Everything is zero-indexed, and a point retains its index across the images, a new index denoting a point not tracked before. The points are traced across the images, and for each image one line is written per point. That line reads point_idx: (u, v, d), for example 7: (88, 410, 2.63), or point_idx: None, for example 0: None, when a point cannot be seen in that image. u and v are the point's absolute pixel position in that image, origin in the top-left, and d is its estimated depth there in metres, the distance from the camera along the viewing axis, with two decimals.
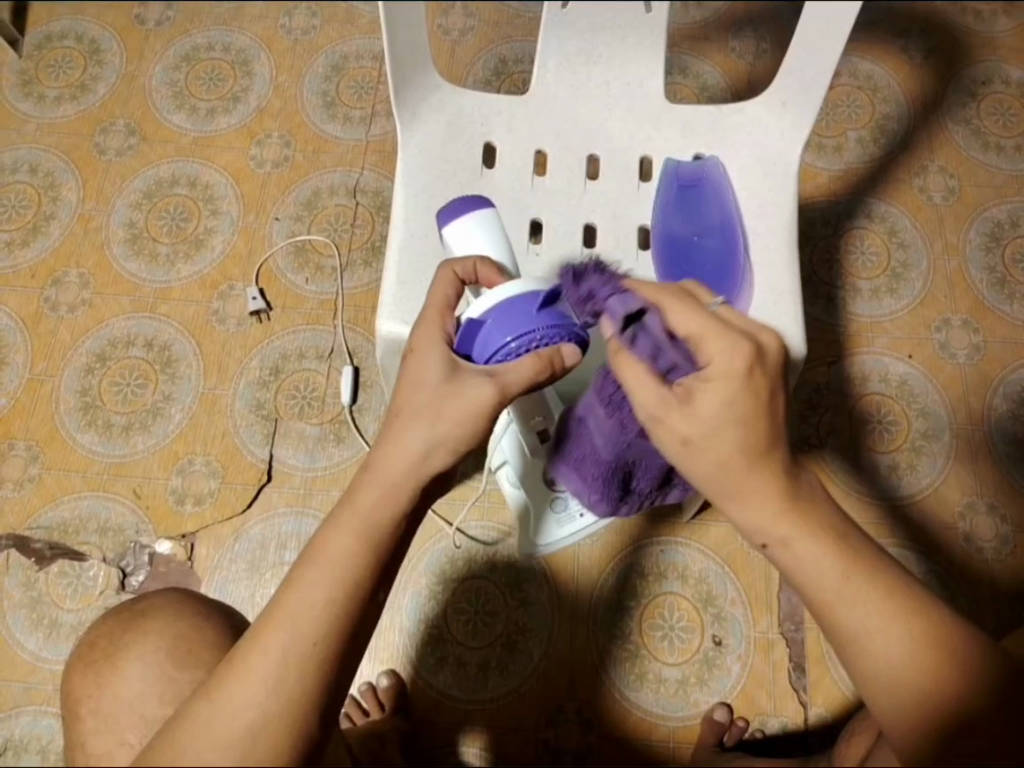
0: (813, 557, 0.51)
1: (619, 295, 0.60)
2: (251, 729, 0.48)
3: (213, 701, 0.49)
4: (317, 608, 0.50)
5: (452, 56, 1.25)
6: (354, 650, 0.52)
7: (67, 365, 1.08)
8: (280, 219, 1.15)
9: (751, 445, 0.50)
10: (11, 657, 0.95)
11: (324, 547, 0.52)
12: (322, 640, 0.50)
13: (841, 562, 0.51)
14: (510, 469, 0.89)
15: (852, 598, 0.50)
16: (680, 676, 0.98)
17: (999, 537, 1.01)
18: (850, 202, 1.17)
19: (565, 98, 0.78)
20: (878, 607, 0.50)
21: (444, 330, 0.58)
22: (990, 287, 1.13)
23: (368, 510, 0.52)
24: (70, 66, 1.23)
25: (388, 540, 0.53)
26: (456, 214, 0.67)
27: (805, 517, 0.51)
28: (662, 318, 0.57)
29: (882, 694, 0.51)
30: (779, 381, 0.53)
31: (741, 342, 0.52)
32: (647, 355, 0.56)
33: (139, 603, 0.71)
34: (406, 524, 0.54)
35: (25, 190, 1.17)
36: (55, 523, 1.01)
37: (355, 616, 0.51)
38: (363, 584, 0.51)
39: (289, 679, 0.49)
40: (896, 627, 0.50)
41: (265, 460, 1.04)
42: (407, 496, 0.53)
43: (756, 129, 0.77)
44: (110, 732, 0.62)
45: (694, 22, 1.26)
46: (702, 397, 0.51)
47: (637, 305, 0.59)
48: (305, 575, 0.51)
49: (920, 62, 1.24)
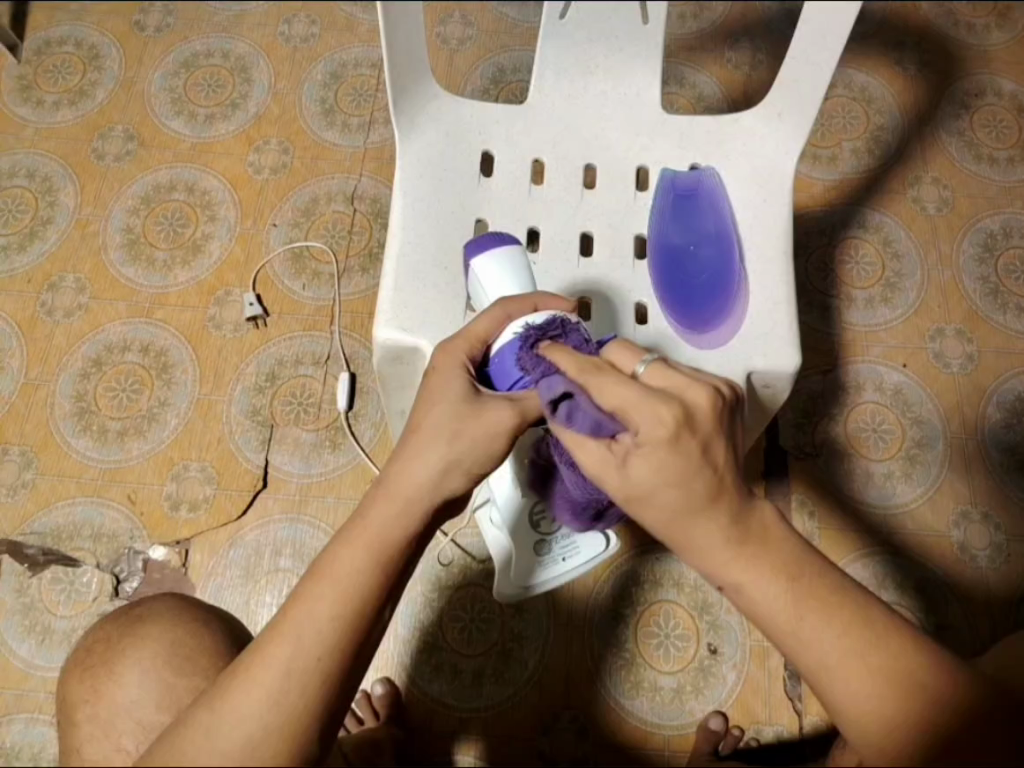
0: (760, 586, 0.48)
1: (548, 371, 0.55)
2: (252, 741, 0.47)
3: (217, 710, 0.48)
4: (325, 621, 0.49)
5: (451, 64, 1.25)
6: (357, 665, 0.51)
7: (63, 369, 1.08)
8: (279, 224, 1.15)
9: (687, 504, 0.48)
10: (3, 664, 0.94)
11: (333, 562, 0.51)
12: (326, 655, 0.49)
13: (789, 590, 0.48)
14: (497, 511, 0.82)
15: (804, 625, 0.48)
16: (676, 684, 0.98)
17: (993, 546, 1.02)
18: (845, 211, 1.18)
19: (563, 107, 0.79)
20: (831, 638, 0.47)
21: (468, 356, 0.59)
22: (984, 296, 1.14)
23: (381, 525, 0.52)
24: (69, 71, 1.23)
25: (401, 557, 0.52)
26: (481, 248, 0.68)
27: (753, 555, 0.48)
28: (588, 392, 0.50)
29: (852, 729, 0.48)
30: (714, 437, 0.48)
31: (665, 405, 0.47)
32: (588, 431, 0.51)
33: (135, 610, 0.70)
34: (416, 541, 0.54)
35: (22, 195, 1.17)
36: (48, 528, 1.00)
37: (359, 630, 0.50)
38: (371, 600, 0.51)
39: (291, 691, 0.48)
40: (851, 659, 0.47)
41: (262, 465, 1.04)
42: (399, 506, 0.53)
43: (753, 140, 0.77)
44: (105, 739, 0.62)
45: (691, 33, 1.27)
46: (634, 463, 0.48)
47: (562, 386, 0.52)
48: (313, 588, 0.50)
49: (914, 74, 1.26)
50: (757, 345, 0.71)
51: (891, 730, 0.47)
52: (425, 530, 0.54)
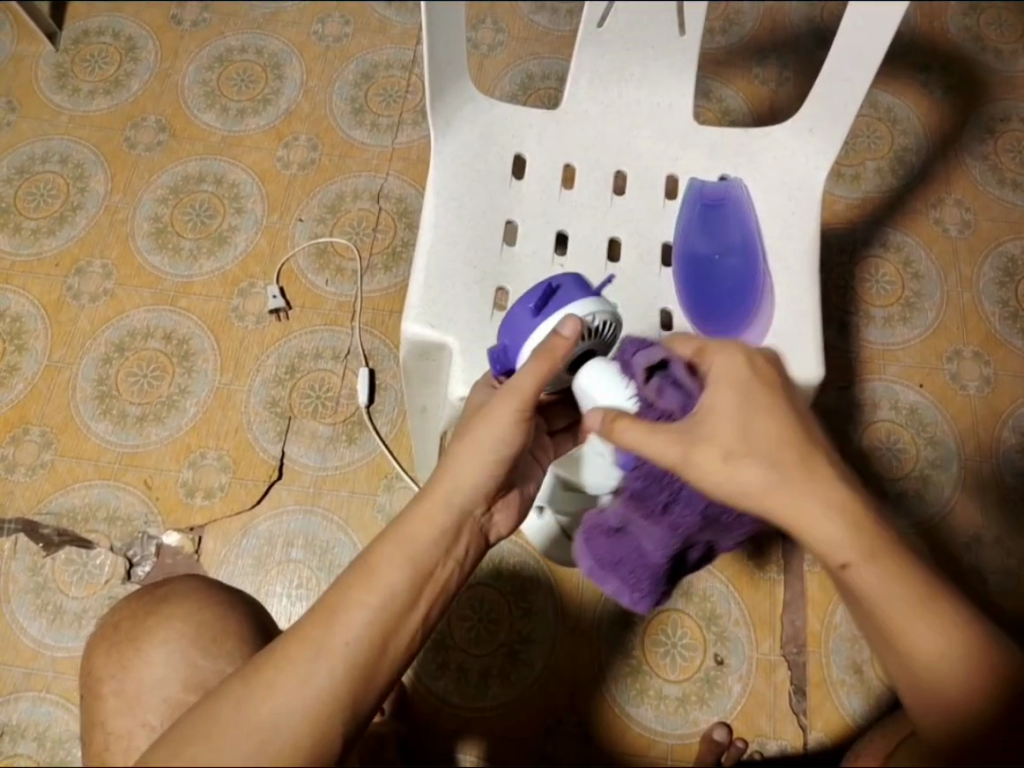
0: (884, 580, 0.50)
1: (637, 350, 0.61)
2: (279, 719, 0.46)
3: (251, 683, 0.47)
4: (360, 610, 0.50)
5: (481, 69, 1.27)
6: (387, 660, 0.50)
7: (86, 353, 1.09)
8: (304, 219, 1.16)
9: (780, 461, 0.52)
10: (14, 641, 0.95)
11: (374, 557, 0.53)
12: (354, 644, 0.49)
13: (845, 522, 0.51)
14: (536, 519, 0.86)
15: (910, 631, 0.50)
16: (681, 694, 0.98)
17: (1004, 570, 1.01)
18: (867, 230, 1.19)
19: (597, 114, 0.80)
20: (893, 586, 0.50)
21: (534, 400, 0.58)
22: (1003, 320, 1.14)
23: (418, 527, 0.54)
24: (105, 61, 1.25)
25: (436, 562, 0.54)
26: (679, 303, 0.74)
27: (810, 483, 0.51)
28: (681, 365, 0.59)
29: (923, 680, 0.51)
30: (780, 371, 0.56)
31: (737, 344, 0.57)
32: (676, 401, 0.57)
33: (160, 588, 0.71)
34: (451, 550, 0.55)
35: (53, 180, 1.18)
36: (64, 508, 1.01)
37: (389, 626, 0.50)
38: (402, 597, 0.52)
39: (321, 674, 0.48)
40: (913, 610, 0.50)
41: (278, 457, 1.04)
42: (442, 510, 0.55)
43: (783, 154, 0.78)
44: (132, 713, 0.63)
45: (719, 48, 1.28)
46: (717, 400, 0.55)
47: (655, 356, 0.60)
48: (353, 580, 0.51)
49: (940, 98, 1.27)
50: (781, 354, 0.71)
51: (951, 683, 0.50)
52: (461, 537, 0.56)
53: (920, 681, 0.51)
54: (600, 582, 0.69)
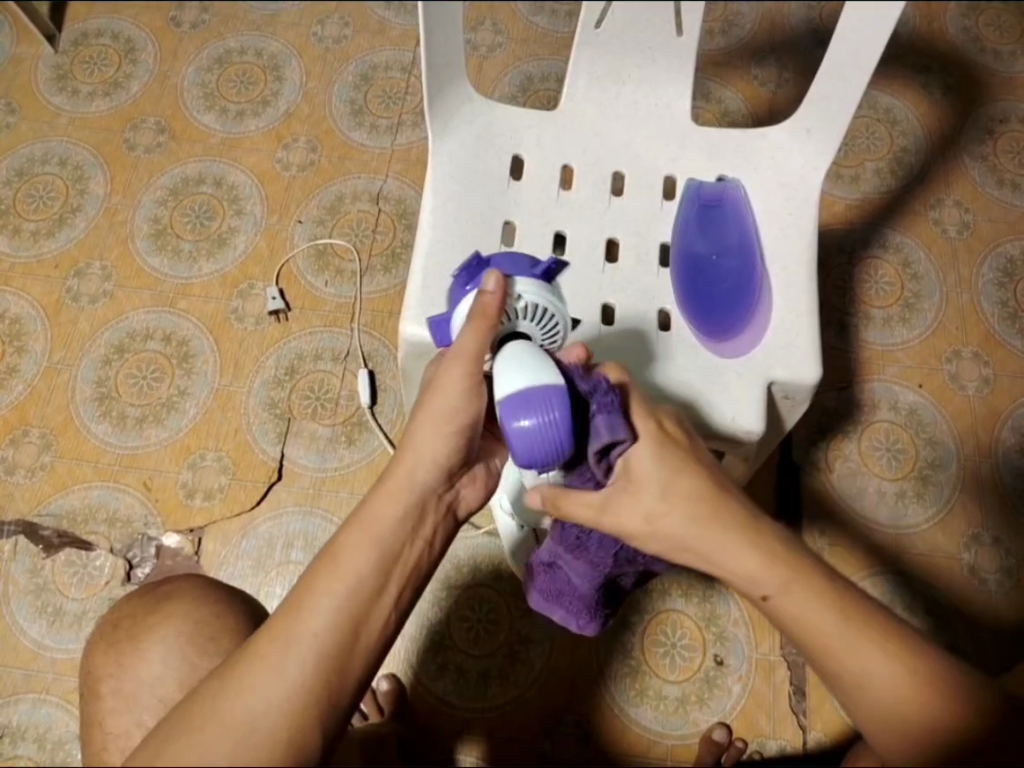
0: (810, 607, 0.52)
1: (607, 409, 0.56)
2: (254, 712, 0.46)
3: (226, 680, 0.48)
4: (329, 601, 0.50)
5: (481, 70, 1.27)
6: (362, 648, 0.50)
7: (85, 355, 1.09)
8: (304, 221, 1.17)
9: (703, 513, 0.54)
10: (14, 642, 0.95)
11: (339, 547, 0.52)
12: (323, 632, 0.49)
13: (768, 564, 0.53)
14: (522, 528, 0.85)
15: (854, 661, 0.52)
16: (680, 694, 0.98)
17: (1003, 570, 1.01)
18: (866, 231, 1.19)
19: (595, 115, 0.80)
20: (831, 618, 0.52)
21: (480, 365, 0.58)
22: (1002, 321, 1.14)
23: (381, 512, 0.54)
24: (104, 63, 1.25)
25: (402, 544, 0.53)
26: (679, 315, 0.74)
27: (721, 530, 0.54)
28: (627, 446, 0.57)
29: (880, 717, 0.52)
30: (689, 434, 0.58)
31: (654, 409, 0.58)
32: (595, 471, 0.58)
33: (163, 587, 0.71)
34: (418, 533, 0.55)
35: (53, 182, 1.18)
36: (64, 510, 1.01)
37: (361, 614, 0.50)
38: (368, 582, 0.51)
39: (293, 666, 0.48)
40: (855, 642, 0.52)
41: (277, 458, 1.04)
42: (406, 494, 0.55)
43: (780, 155, 0.78)
44: (130, 713, 0.63)
45: (719, 49, 1.29)
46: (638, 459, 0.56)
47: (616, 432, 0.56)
48: (320, 572, 0.51)
49: (938, 99, 1.27)
50: (780, 353, 0.71)
51: (909, 714, 0.51)
52: (426, 516, 0.55)
53: (883, 718, 0.52)
54: (562, 602, 0.77)
